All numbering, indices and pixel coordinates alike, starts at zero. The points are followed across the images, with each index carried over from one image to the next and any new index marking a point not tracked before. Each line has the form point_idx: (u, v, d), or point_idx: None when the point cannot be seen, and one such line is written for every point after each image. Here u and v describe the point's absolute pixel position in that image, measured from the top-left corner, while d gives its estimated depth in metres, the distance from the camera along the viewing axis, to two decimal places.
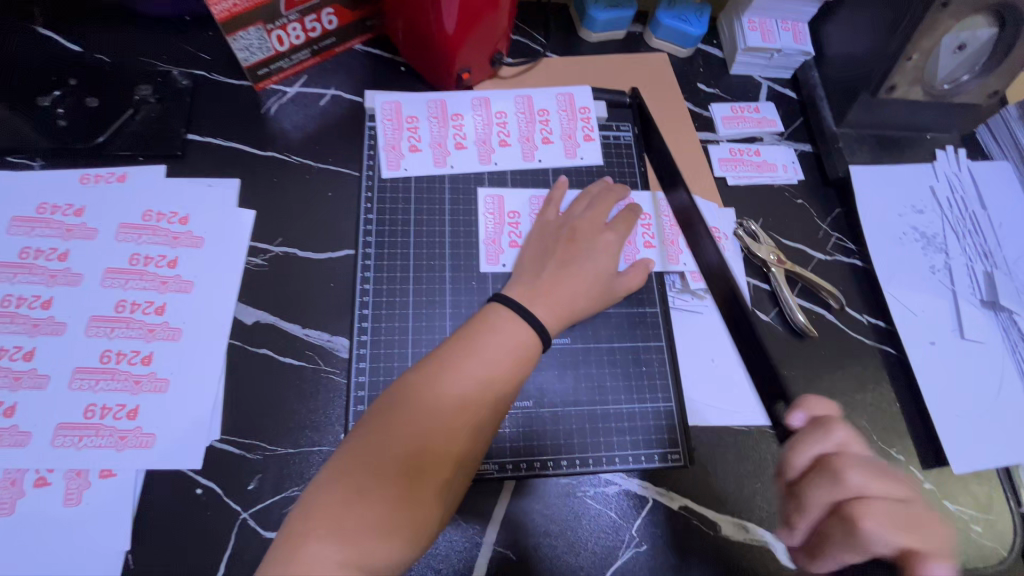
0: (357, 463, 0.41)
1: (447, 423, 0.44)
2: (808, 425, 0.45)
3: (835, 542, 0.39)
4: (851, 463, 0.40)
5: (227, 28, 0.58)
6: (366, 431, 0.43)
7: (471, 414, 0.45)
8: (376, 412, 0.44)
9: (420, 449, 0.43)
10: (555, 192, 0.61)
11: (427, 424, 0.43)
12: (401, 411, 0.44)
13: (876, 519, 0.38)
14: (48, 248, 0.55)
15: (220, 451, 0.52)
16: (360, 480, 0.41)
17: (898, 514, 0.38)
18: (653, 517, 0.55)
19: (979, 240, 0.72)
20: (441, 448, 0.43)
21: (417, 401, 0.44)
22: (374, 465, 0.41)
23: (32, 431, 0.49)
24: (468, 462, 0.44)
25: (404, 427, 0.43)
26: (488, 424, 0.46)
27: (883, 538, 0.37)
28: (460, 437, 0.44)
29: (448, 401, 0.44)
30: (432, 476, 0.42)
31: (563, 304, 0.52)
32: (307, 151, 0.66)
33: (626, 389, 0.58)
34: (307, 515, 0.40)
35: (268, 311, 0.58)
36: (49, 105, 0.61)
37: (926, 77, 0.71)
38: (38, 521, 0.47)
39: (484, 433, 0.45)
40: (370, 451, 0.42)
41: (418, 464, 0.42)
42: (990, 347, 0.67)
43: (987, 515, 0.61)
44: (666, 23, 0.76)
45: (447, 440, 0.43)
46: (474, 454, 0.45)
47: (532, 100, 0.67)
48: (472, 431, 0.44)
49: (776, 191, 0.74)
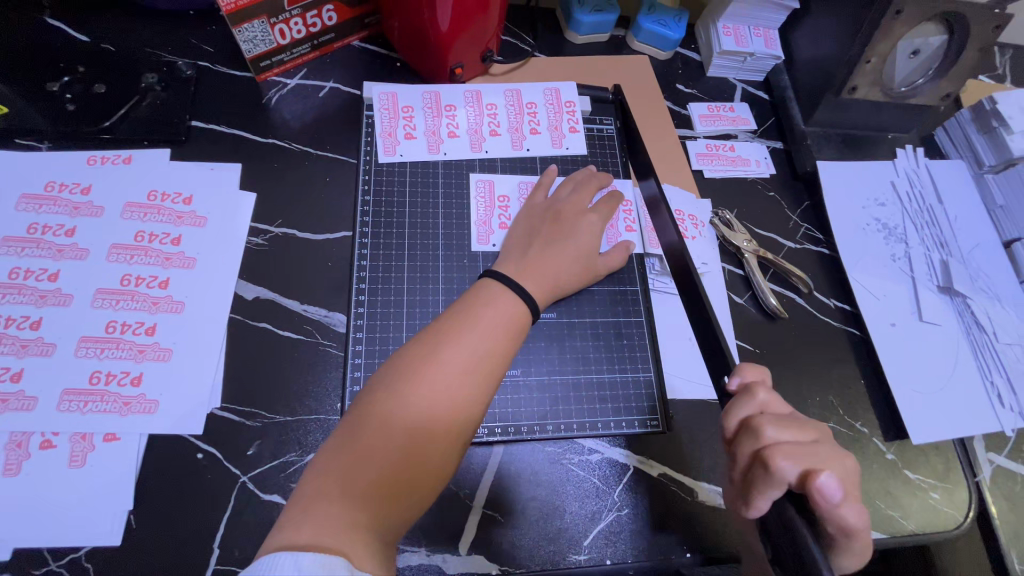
0: (363, 429, 0.44)
1: (449, 390, 0.46)
2: (740, 391, 0.51)
3: (761, 487, 0.45)
4: (771, 423, 0.47)
5: (232, 20, 0.62)
6: (370, 399, 0.46)
7: (469, 380, 0.47)
8: (379, 381, 0.47)
9: (422, 414, 0.45)
10: (543, 178, 0.65)
11: (427, 391, 0.46)
12: (404, 381, 0.46)
13: (786, 458, 0.44)
14: (56, 224, 0.58)
15: (220, 418, 0.54)
16: (369, 446, 0.43)
17: (806, 454, 0.45)
18: (633, 483, 0.58)
19: (935, 231, 0.78)
20: (442, 414, 0.46)
21: (418, 372, 0.47)
22: (379, 430, 0.44)
23: (38, 395, 0.51)
24: (467, 426, 0.47)
25: (406, 395, 0.46)
26: (486, 391, 0.48)
27: (795, 472, 0.43)
28: (460, 403, 0.47)
29: (447, 370, 0.47)
30: (434, 439, 0.45)
31: (548, 279, 0.56)
32: (306, 139, 0.69)
33: (609, 361, 0.62)
34: (319, 475, 0.42)
35: (267, 287, 0.60)
36: (58, 90, 0.64)
37: (884, 80, 0.77)
38: (42, 481, 0.49)
39: (481, 399, 0.48)
40: (375, 418, 0.45)
41: (422, 429, 0.45)
42: (946, 328, 0.72)
43: (944, 484, 0.65)
44: (646, 27, 0.81)
45: (447, 406, 0.46)
46: (473, 419, 0.47)
47: (521, 94, 0.71)
48: (471, 398, 0.47)
49: (749, 184, 0.79)
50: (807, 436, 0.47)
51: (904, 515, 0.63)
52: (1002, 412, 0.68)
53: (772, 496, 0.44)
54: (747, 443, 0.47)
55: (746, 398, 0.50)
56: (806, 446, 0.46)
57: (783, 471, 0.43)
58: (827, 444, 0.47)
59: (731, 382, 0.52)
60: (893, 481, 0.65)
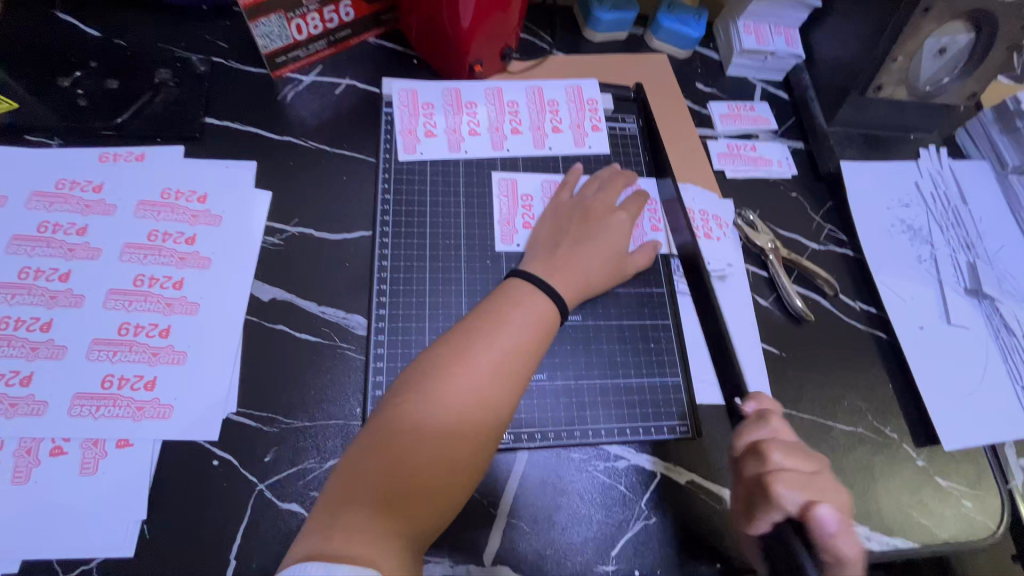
0: (392, 430, 0.43)
1: (477, 391, 0.45)
2: (753, 416, 0.53)
3: (761, 510, 0.48)
4: (778, 448, 0.49)
5: (249, 14, 0.60)
6: (397, 400, 0.44)
7: (498, 382, 0.46)
8: (405, 382, 0.45)
9: (452, 416, 0.44)
10: (569, 176, 0.63)
11: (455, 393, 0.44)
12: (431, 382, 0.45)
13: (788, 486, 0.47)
14: (67, 223, 0.56)
15: (236, 424, 0.53)
16: (396, 449, 0.42)
17: (807, 482, 0.48)
18: (662, 491, 0.56)
19: (961, 233, 0.76)
20: (472, 416, 0.44)
21: (446, 372, 0.45)
22: (408, 432, 0.43)
23: (49, 400, 0.49)
24: (496, 429, 0.45)
25: (433, 397, 0.44)
26: (516, 392, 0.47)
27: (796, 500, 0.46)
28: (490, 405, 0.45)
29: (476, 370, 0.45)
30: (464, 442, 0.43)
31: (578, 279, 0.54)
32: (323, 137, 0.67)
33: (635, 365, 0.60)
34: (346, 479, 0.41)
35: (285, 288, 0.59)
36: (68, 85, 0.62)
37: (910, 79, 0.76)
38: (52, 489, 0.47)
39: (511, 401, 0.46)
40: (405, 419, 0.43)
41: (452, 431, 0.43)
42: (975, 332, 0.70)
43: (976, 491, 0.64)
44: (666, 25, 0.80)
45: (477, 408, 0.44)
46: (503, 420, 0.46)
47: (542, 92, 0.70)
48: (500, 400, 0.45)
49: (771, 184, 0.77)
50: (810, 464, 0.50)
51: (937, 523, 0.61)
52: None
53: (772, 519, 0.47)
54: (752, 465, 0.50)
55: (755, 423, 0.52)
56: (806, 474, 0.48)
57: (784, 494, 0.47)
58: (827, 474, 0.50)
59: (746, 407, 0.54)
60: (925, 488, 0.63)
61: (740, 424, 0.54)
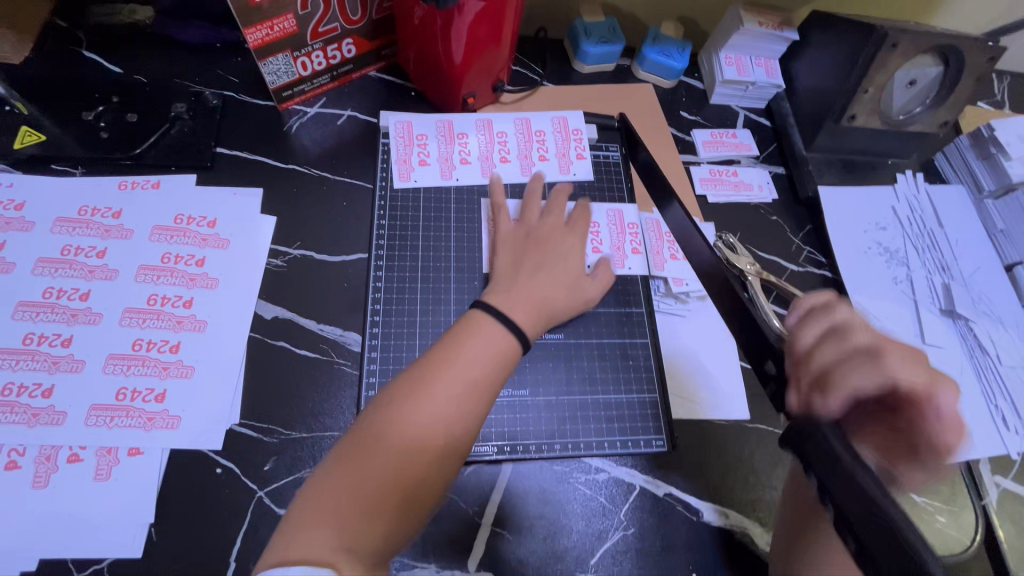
0: (355, 455, 0.46)
1: (437, 419, 0.48)
2: (816, 307, 0.49)
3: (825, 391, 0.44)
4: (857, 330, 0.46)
5: (258, 54, 0.66)
6: (362, 426, 0.48)
7: (456, 409, 0.49)
8: (371, 411, 0.49)
9: (412, 442, 0.47)
10: (495, 198, 0.66)
11: (416, 421, 0.47)
12: (394, 411, 0.48)
13: (860, 375, 0.43)
14: (88, 246, 0.61)
15: (238, 435, 0.56)
16: (358, 473, 0.45)
17: (902, 366, 0.43)
18: (639, 503, 0.59)
19: (936, 255, 0.79)
20: (431, 442, 0.47)
21: (409, 401, 0.48)
22: (371, 457, 0.45)
23: (68, 410, 0.53)
24: (454, 453, 0.48)
25: (394, 425, 0.47)
26: (473, 419, 0.50)
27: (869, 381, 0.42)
28: (448, 433, 0.48)
29: (435, 400, 0.49)
30: (424, 465, 0.47)
31: (539, 307, 0.57)
32: (325, 165, 0.72)
33: (615, 383, 0.63)
34: (309, 503, 0.44)
35: (286, 307, 0.63)
36: (92, 119, 0.68)
37: (883, 108, 0.79)
38: (68, 494, 0.51)
39: (469, 427, 0.50)
40: (367, 445, 0.46)
41: (412, 456, 0.46)
42: (949, 351, 0.73)
43: (951, 507, 0.66)
44: (650, 57, 0.84)
45: (437, 435, 0.48)
46: (460, 446, 0.49)
47: (530, 123, 0.75)
48: (458, 427, 0.49)
49: (752, 208, 0.81)
50: (919, 375, 0.42)
51: None
52: (1007, 436, 0.68)
53: (843, 399, 0.43)
54: (829, 343, 0.46)
55: (821, 317, 0.48)
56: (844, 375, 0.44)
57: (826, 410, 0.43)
58: (923, 353, 0.45)
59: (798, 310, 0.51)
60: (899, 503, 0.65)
61: (800, 312, 0.50)
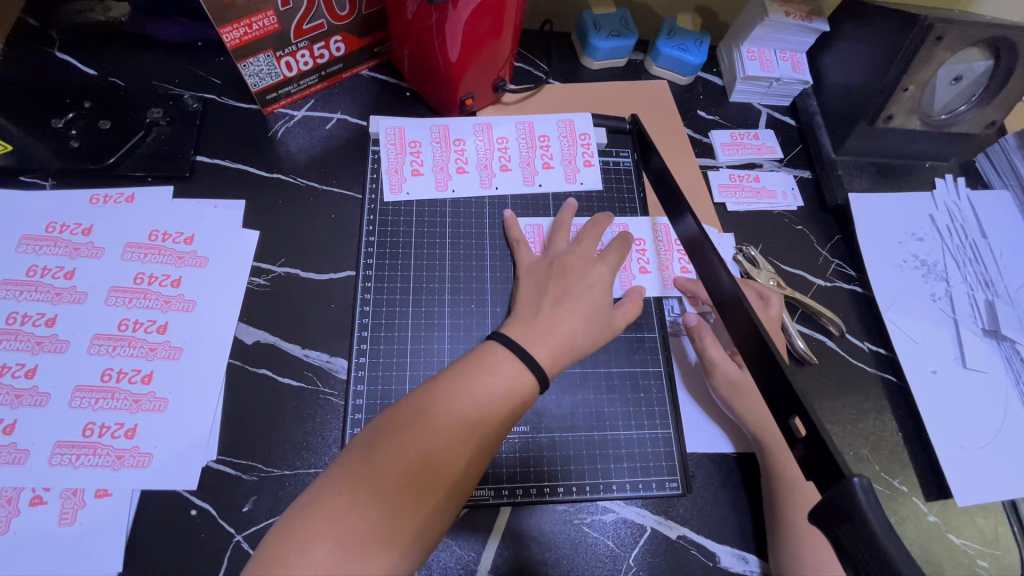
0: (341, 490, 0.41)
1: (436, 455, 0.43)
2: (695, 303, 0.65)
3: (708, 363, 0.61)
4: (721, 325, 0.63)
5: (237, 55, 0.60)
6: (353, 458, 0.43)
7: (458, 448, 0.44)
8: (362, 440, 0.44)
9: (405, 483, 0.41)
10: (511, 232, 0.63)
11: (413, 456, 0.42)
12: (389, 443, 0.43)
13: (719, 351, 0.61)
14: (56, 266, 0.57)
15: (214, 472, 0.52)
16: (342, 508, 0.40)
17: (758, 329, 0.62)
18: (651, 547, 0.54)
19: (979, 269, 0.72)
20: (426, 485, 0.42)
21: (405, 434, 0.43)
22: (358, 494, 0.40)
23: (30, 448, 0.50)
24: (452, 496, 0.43)
25: (389, 458, 0.42)
26: (477, 464, 0.45)
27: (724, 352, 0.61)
28: (446, 474, 0.43)
29: (434, 433, 0.44)
30: (415, 509, 0.41)
31: (561, 344, 0.51)
32: (311, 173, 0.67)
33: (624, 416, 0.58)
34: (278, 543, 0.39)
35: (268, 330, 0.58)
36: (62, 126, 0.63)
37: (923, 107, 0.72)
38: (30, 540, 0.47)
39: (471, 470, 0.44)
40: (355, 480, 0.41)
41: (403, 498, 0.41)
42: (993, 376, 0.66)
43: (994, 551, 0.60)
44: (666, 51, 0.77)
45: (435, 476, 0.42)
46: (458, 493, 0.44)
47: (533, 126, 0.70)
48: (459, 468, 0.43)
49: (775, 217, 0.74)
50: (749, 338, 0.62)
51: None
52: None
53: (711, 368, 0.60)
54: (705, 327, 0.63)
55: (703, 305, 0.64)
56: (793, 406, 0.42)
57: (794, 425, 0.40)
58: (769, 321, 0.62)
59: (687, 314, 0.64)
60: (937, 546, 0.59)
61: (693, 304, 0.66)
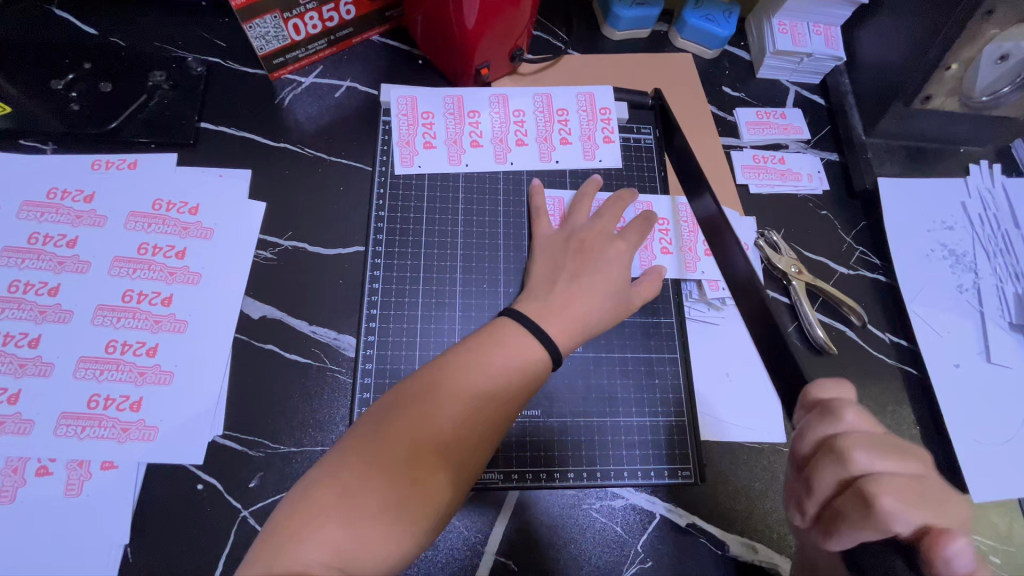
0: (352, 463, 0.40)
1: (448, 433, 0.42)
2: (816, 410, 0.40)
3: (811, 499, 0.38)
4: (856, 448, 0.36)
5: (243, 16, 0.57)
6: (361, 432, 0.42)
7: (470, 426, 0.43)
8: (373, 416, 0.42)
9: (415, 459, 0.40)
10: (534, 201, 0.61)
11: (423, 434, 0.41)
12: (399, 419, 0.42)
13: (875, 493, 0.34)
14: (57, 234, 0.55)
15: (221, 447, 0.51)
16: (352, 483, 0.39)
17: (910, 499, 0.34)
18: (660, 533, 0.53)
19: (1010, 260, 0.69)
20: (436, 461, 0.41)
21: (415, 410, 0.42)
22: (367, 469, 0.39)
23: (35, 419, 0.49)
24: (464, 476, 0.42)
25: (398, 434, 0.41)
26: (487, 443, 0.44)
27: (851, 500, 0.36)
28: (457, 454, 0.42)
29: (445, 410, 0.42)
30: (426, 485, 0.40)
31: (574, 320, 0.50)
32: (320, 143, 0.64)
33: (638, 402, 0.57)
34: (290, 515, 0.38)
35: (274, 306, 0.57)
36: (62, 88, 0.61)
37: (965, 87, 0.68)
38: (37, 510, 0.47)
39: (482, 449, 0.43)
40: (365, 455, 0.40)
41: (414, 473, 0.40)
42: (1018, 371, 0.64)
43: (1007, 546, 0.59)
44: (693, 23, 0.73)
45: (445, 452, 0.41)
46: (470, 471, 0.43)
47: (551, 99, 0.67)
48: (470, 446, 0.42)
49: (799, 200, 0.71)
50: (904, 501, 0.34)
51: None
52: None
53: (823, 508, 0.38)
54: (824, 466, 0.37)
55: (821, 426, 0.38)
56: (886, 438, 0.37)
57: (859, 466, 0.35)
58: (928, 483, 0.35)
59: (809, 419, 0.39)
60: None
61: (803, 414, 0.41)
